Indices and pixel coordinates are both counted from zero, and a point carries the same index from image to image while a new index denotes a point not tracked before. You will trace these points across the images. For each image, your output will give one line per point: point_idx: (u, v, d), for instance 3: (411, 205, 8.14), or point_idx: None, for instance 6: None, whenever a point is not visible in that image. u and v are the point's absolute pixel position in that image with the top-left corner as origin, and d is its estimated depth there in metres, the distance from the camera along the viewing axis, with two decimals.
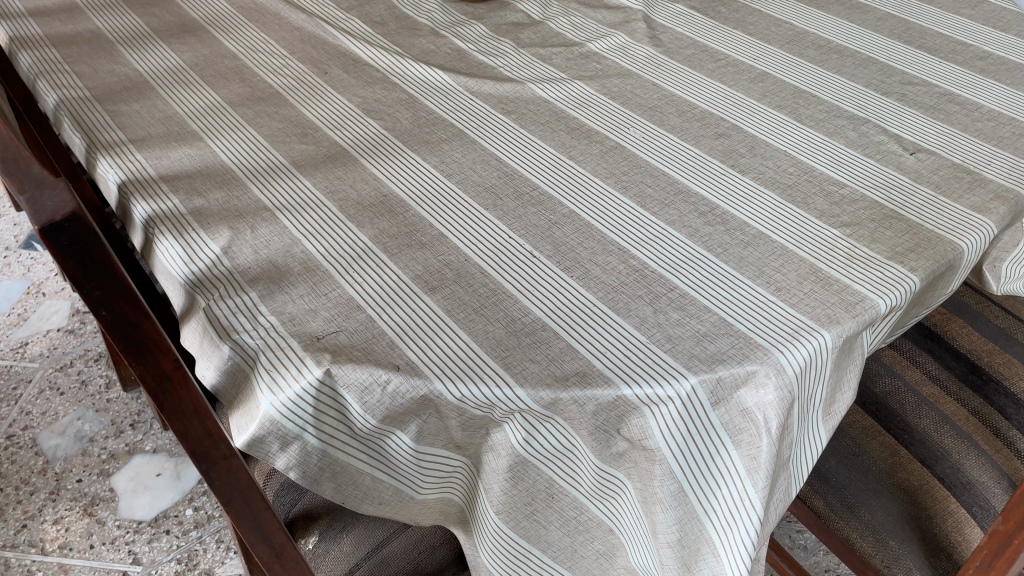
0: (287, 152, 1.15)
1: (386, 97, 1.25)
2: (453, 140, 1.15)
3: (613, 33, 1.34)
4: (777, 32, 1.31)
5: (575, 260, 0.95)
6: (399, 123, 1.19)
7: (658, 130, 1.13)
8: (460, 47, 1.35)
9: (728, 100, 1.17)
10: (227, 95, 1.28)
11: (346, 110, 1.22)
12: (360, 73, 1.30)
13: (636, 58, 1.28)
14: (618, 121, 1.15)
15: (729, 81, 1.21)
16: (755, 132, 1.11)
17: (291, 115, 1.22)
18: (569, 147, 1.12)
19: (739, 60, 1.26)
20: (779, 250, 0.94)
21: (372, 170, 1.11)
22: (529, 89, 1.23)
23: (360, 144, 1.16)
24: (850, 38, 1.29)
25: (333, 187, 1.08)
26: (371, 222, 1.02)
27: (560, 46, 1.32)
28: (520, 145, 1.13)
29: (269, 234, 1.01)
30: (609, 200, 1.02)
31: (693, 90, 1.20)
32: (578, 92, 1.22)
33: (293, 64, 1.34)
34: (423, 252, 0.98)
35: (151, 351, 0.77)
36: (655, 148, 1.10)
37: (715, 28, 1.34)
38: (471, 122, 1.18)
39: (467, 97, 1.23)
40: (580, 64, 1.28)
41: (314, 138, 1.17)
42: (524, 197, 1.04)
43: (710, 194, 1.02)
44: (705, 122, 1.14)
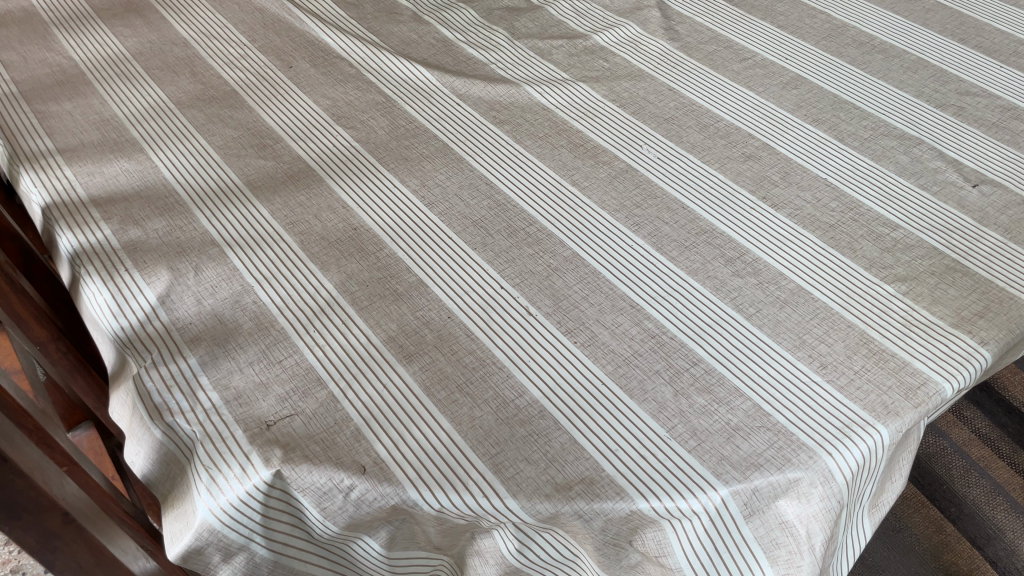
0: (242, 170, 0.98)
1: (360, 99, 1.08)
2: (437, 157, 0.98)
3: (623, 24, 1.16)
4: (811, 26, 1.14)
5: (579, 320, 0.79)
6: (374, 134, 1.02)
7: (676, 148, 0.97)
8: (447, 37, 1.17)
9: (757, 111, 1.01)
10: (175, 93, 1.10)
11: (312, 116, 1.05)
12: (330, 69, 1.13)
13: (649, 55, 1.11)
14: (629, 136, 0.99)
15: (758, 87, 1.04)
16: (790, 153, 0.95)
17: (247, 120, 1.05)
18: (571, 169, 0.96)
19: (768, 59, 1.09)
20: (823, 311, 0.79)
21: (340, 194, 0.94)
22: (525, 92, 1.06)
23: (328, 160, 0.99)
24: (896, 33, 1.12)
25: (293, 216, 0.92)
26: (337, 264, 0.86)
27: (562, 38, 1.15)
28: (514, 165, 0.97)
29: (216, 278, 0.85)
30: (618, 240, 0.87)
31: (715, 97, 1.03)
32: (582, 98, 1.05)
33: (253, 55, 1.16)
34: (398, 305, 0.82)
35: (25, 512, 0.62)
36: (672, 172, 0.94)
37: (739, 19, 1.16)
38: (458, 134, 1.01)
39: (453, 101, 1.06)
40: (583, 62, 1.11)
41: (274, 151, 1.01)
42: (519, 234, 0.88)
43: (738, 235, 0.86)
44: (730, 140, 0.97)
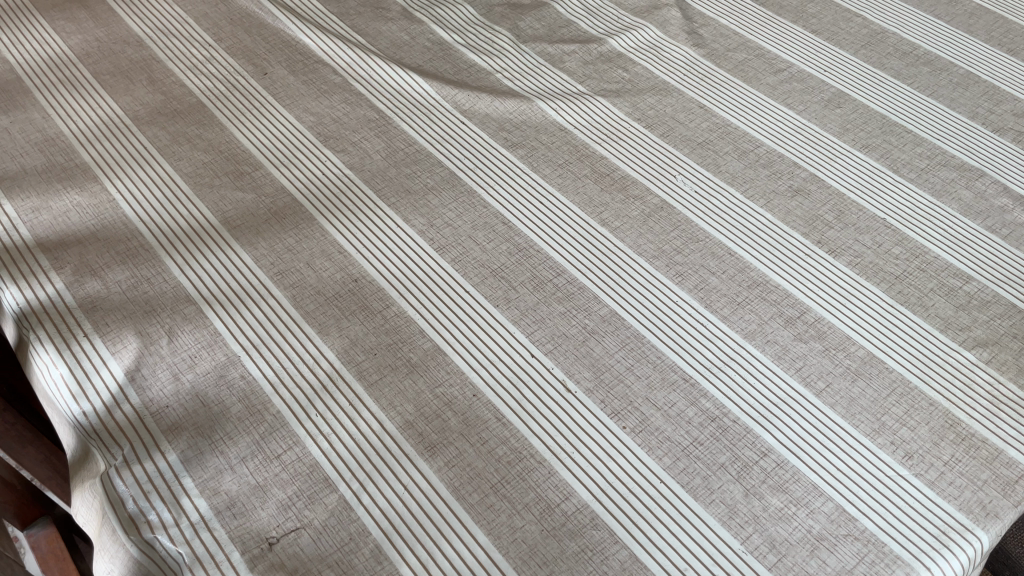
0: (217, 203, 0.85)
1: (349, 115, 0.94)
2: (444, 189, 0.86)
3: (640, 26, 1.04)
4: (846, 31, 1.04)
5: (626, 398, 0.69)
6: (369, 159, 0.89)
7: (715, 179, 0.86)
8: (442, 38, 1.04)
9: (799, 134, 0.90)
10: (131, 106, 0.95)
11: (296, 136, 0.92)
12: (312, 76, 0.99)
13: (673, 64, 0.99)
14: (660, 164, 0.88)
15: (797, 105, 0.94)
16: (841, 186, 0.85)
17: (219, 141, 0.91)
18: (599, 205, 0.84)
19: (805, 71, 0.98)
20: (899, 385, 0.70)
21: (336, 236, 0.82)
22: (538, 109, 0.94)
23: (318, 192, 0.86)
24: (939, 42, 1.02)
25: (282, 265, 0.79)
26: (339, 327, 0.74)
27: (574, 42, 1.02)
28: (534, 200, 0.85)
29: (195, 346, 0.73)
30: (661, 296, 0.76)
31: (751, 117, 0.93)
32: (603, 116, 0.94)
33: (221, 58, 1.01)
34: (414, 379, 0.70)
35: None
36: (713, 210, 0.83)
37: (768, 21, 1.05)
38: (466, 160, 0.89)
39: (457, 119, 0.94)
40: (600, 72, 0.99)
41: (253, 180, 0.87)
42: (546, 288, 0.77)
43: (795, 289, 0.77)
44: (774, 169, 0.87)
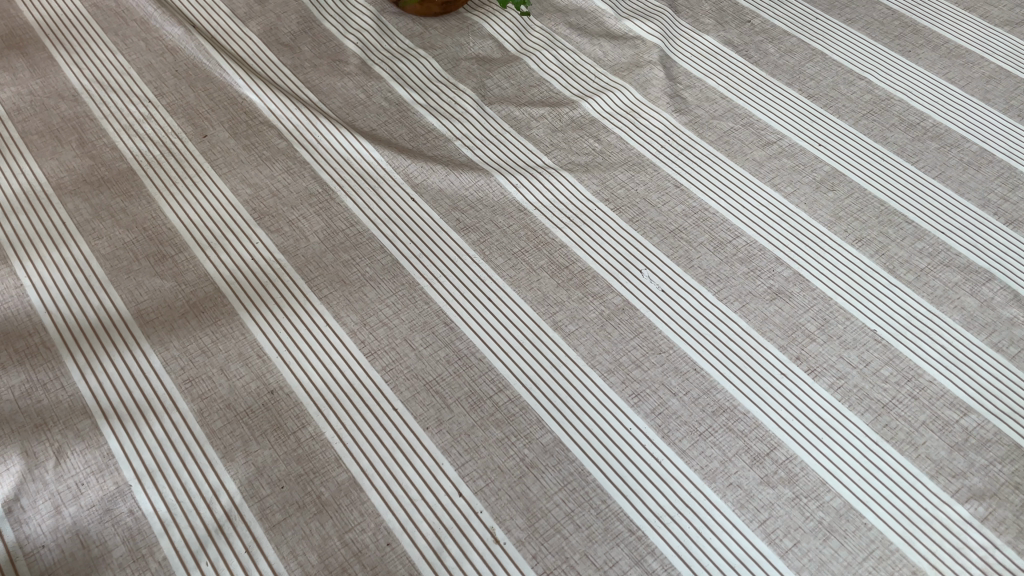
0: (133, 293, 0.77)
1: (289, 187, 0.86)
2: (383, 280, 0.78)
3: (618, 87, 0.95)
4: (847, 96, 0.93)
5: (561, 554, 0.60)
6: (305, 242, 0.81)
7: (685, 276, 0.77)
8: (401, 97, 0.95)
9: (784, 223, 0.81)
10: (55, 172, 0.87)
11: (229, 212, 0.84)
12: (254, 140, 0.90)
13: (651, 133, 0.90)
14: (627, 256, 0.79)
15: (786, 186, 0.84)
16: (828, 289, 0.76)
17: (145, 216, 0.83)
18: (553, 304, 0.75)
19: (797, 144, 0.88)
20: (877, 546, 0.60)
21: (257, 335, 0.74)
22: (497, 185, 0.85)
23: (245, 280, 0.78)
24: (950, 112, 0.92)
25: (193, 372, 0.71)
26: (245, 451, 0.66)
27: (543, 105, 0.93)
28: (482, 296, 0.76)
29: (84, 471, 0.65)
30: (613, 421, 0.67)
31: (732, 200, 0.83)
32: (568, 195, 0.84)
33: (159, 117, 0.93)
34: (322, 522, 0.62)
35: None
36: (681, 315, 0.74)
37: (760, 83, 0.95)
38: (412, 245, 0.81)
39: (406, 195, 0.85)
40: (569, 142, 0.90)
41: (175, 265, 0.79)
42: (484, 407, 0.68)
43: (766, 417, 0.67)
44: (752, 266, 0.77)
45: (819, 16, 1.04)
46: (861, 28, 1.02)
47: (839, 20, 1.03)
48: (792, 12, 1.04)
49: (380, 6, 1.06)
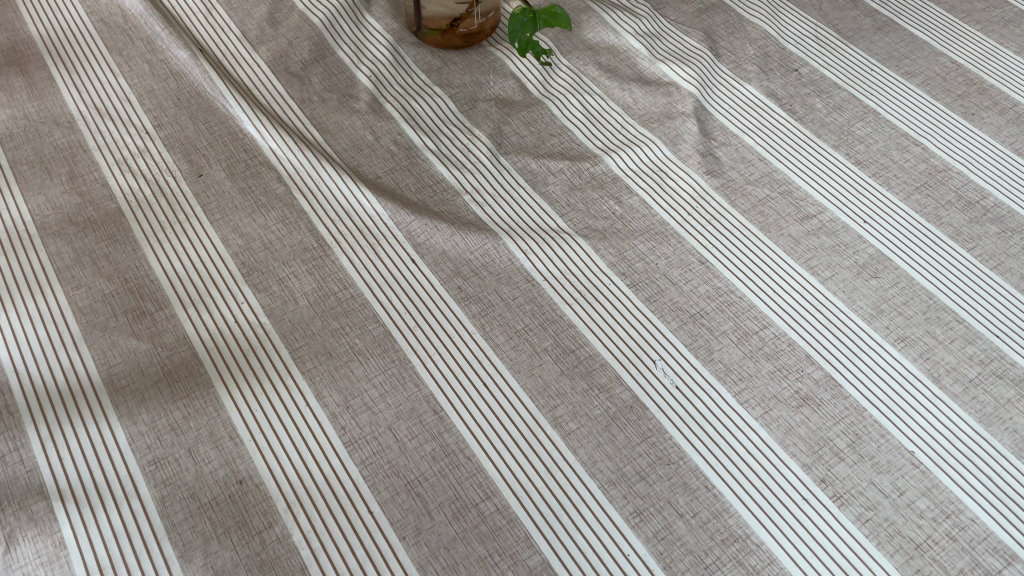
0: (107, 355, 0.72)
1: (283, 240, 0.80)
2: (373, 355, 0.72)
3: (646, 142, 0.87)
4: (899, 165, 0.85)
5: None
6: (293, 305, 0.75)
7: (703, 371, 0.69)
8: (411, 141, 0.88)
9: (818, 314, 0.73)
10: (41, 209, 0.83)
11: (217, 265, 0.78)
12: (251, 183, 0.85)
13: (678, 197, 0.82)
14: (640, 343, 0.72)
15: (823, 269, 0.76)
16: (862, 398, 0.68)
17: (129, 265, 0.78)
18: (554, 395, 0.69)
19: (840, 220, 0.80)
20: None
21: (231, 413, 0.68)
22: (505, 250, 0.79)
23: (225, 346, 0.72)
24: (1014, 190, 0.82)
25: (158, 453, 0.66)
26: (205, 552, 0.61)
27: (562, 158, 0.86)
28: (477, 380, 0.70)
29: (32, 562, 0.60)
30: (609, 544, 0.60)
31: (762, 282, 0.75)
32: (581, 264, 0.77)
33: (156, 151, 0.88)
34: None
35: None
36: (695, 418, 0.67)
37: (804, 145, 0.87)
38: (407, 314, 0.74)
39: (406, 255, 0.78)
40: (587, 203, 0.82)
41: (154, 324, 0.74)
42: (468, 516, 0.62)
43: (782, 551, 0.60)
44: (779, 363, 0.70)
45: (874, 68, 0.95)
46: (919, 85, 0.93)
47: (895, 74, 0.94)
48: (845, 62, 0.95)
49: (398, 36, 0.99)
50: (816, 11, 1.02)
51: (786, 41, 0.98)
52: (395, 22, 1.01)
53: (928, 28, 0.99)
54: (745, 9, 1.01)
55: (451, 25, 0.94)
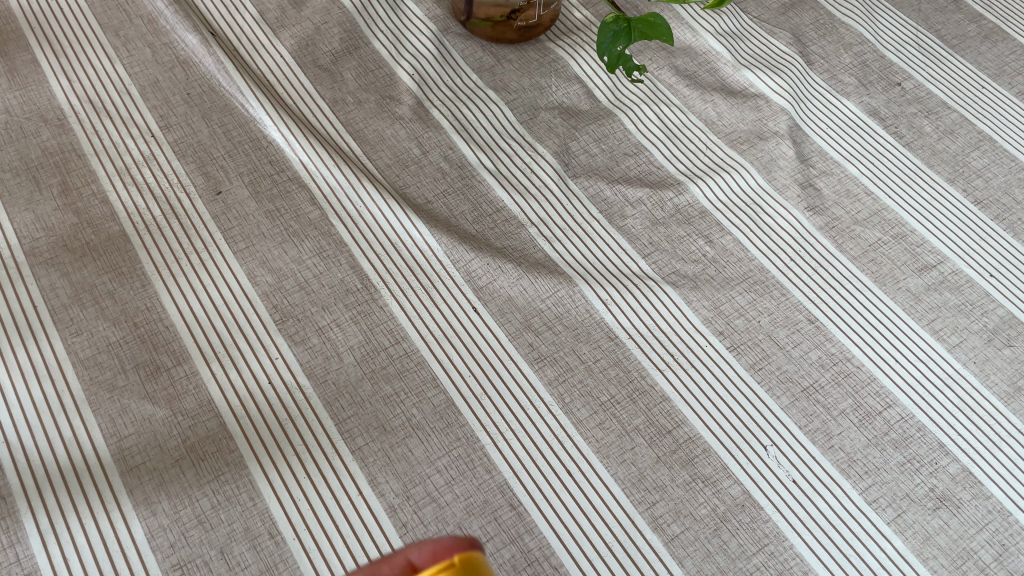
0: (116, 424, 0.60)
1: (321, 278, 0.68)
2: (435, 430, 0.61)
3: (737, 167, 0.76)
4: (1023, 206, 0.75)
5: None
6: (337, 362, 0.64)
7: (822, 461, 0.60)
8: (465, 158, 0.76)
9: (948, 391, 0.63)
10: (29, 231, 0.69)
11: (244, 309, 0.66)
12: (280, 204, 0.72)
13: (778, 238, 0.71)
14: (747, 423, 0.62)
15: (949, 334, 0.66)
16: (1007, 499, 0.59)
17: (139, 306, 0.66)
18: (652, 488, 0.59)
19: (962, 272, 0.70)
20: None
21: (270, 503, 0.57)
22: (582, 298, 0.68)
23: (258, 415, 0.61)
24: None
25: (184, 554, 0.55)
26: None
27: (641, 185, 0.75)
28: (560, 466, 0.59)
29: None
30: None
31: (881, 349, 0.65)
32: (672, 320, 0.67)
33: (165, 160, 0.75)
34: None
35: None
36: (817, 522, 0.57)
37: (915, 177, 0.76)
38: (473, 378, 0.63)
39: (467, 302, 0.67)
40: (674, 242, 0.71)
41: (172, 385, 0.62)
42: None
43: None
44: (909, 453, 0.60)
45: (983, 84, 0.84)
46: None
47: (1008, 93, 0.83)
48: (951, 75, 0.84)
49: (443, 25, 0.86)
50: (915, 12, 0.90)
51: (885, 48, 0.86)
52: (439, 8, 0.87)
53: None
54: (837, 6, 0.89)
55: (507, 16, 0.81)
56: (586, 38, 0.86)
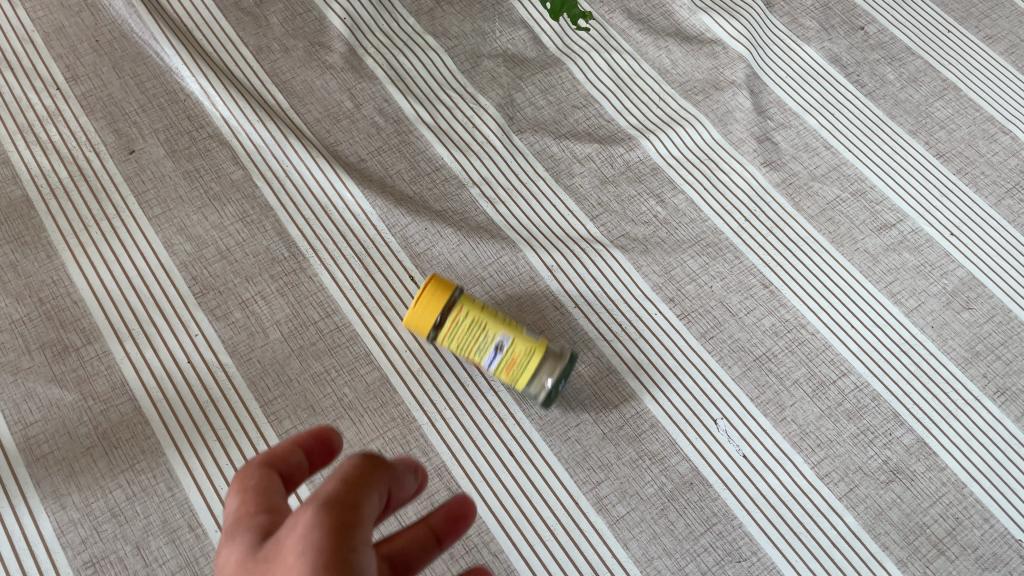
0: (20, 410, 0.55)
1: (245, 245, 0.63)
2: (368, 410, 0.57)
3: (691, 121, 0.72)
4: (986, 159, 0.72)
5: None
6: (262, 338, 0.59)
7: (774, 435, 0.58)
8: (401, 111, 0.71)
9: (904, 357, 0.61)
10: None
11: (161, 281, 0.61)
12: (198, 164, 0.66)
13: (732, 197, 0.68)
14: (697, 396, 0.59)
15: (908, 298, 0.64)
16: (961, 470, 0.57)
17: (43, 278, 0.60)
18: (597, 467, 0.56)
19: (922, 231, 0.67)
20: None
21: (191, 494, 0.53)
22: (526, 264, 0.64)
23: (177, 398, 0.56)
24: None
25: (97, 550, 0.51)
26: None
27: (590, 140, 0.70)
28: (501, 446, 0.56)
29: None
30: None
31: (838, 314, 0.63)
32: (621, 287, 0.63)
33: (70, 112, 0.67)
34: None
35: None
36: (767, 498, 0.56)
37: (876, 128, 0.72)
38: (409, 353, 0.59)
39: (403, 270, 0.63)
40: (624, 202, 0.67)
41: (82, 366, 0.57)
42: None
43: None
44: (862, 424, 0.58)
45: (949, 28, 0.80)
46: (1003, 52, 0.78)
47: (974, 37, 0.79)
48: (917, 19, 0.80)
49: None
50: None
51: None
52: None
53: None
54: None
55: None
56: None
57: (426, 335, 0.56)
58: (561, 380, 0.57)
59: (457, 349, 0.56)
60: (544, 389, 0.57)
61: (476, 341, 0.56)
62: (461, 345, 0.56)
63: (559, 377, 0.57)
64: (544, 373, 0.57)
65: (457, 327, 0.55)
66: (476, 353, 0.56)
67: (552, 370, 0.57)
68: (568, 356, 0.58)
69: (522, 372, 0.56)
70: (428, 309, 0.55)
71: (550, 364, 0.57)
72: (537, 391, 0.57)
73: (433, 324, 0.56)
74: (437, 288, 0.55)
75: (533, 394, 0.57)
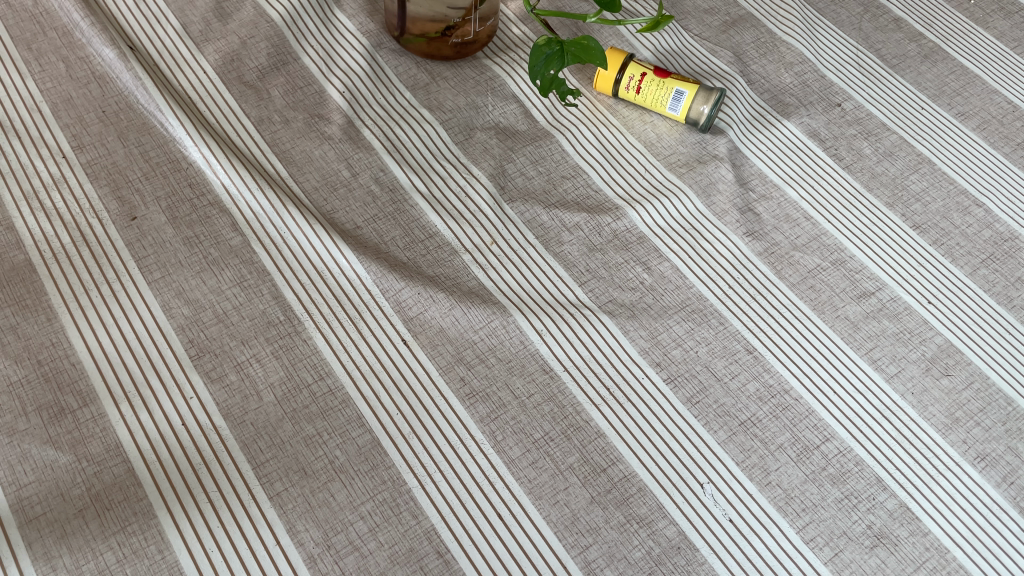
0: (14, 471, 0.55)
1: (241, 310, 0.64)
2: (359, 473, 0.58)
3: (675, 191, 0.74)
4: (961, 231, 0.74)
5: None
6: (256, 401, 0.60)
7: (759, 499, 0.59)
8: (396, 180, 0.73)
9: (886, 422, 0.63)
10: None
11: (158, 344, 0.62)
12: (198, 230, 0.68)
13: (717, 265, 0.70)
14: (684, 461, 0.60)
15: (888, 364, 0.65)
16: (944, 535, 0.58)
17: (43, 340, 0.61)
18: (586, 530, 0.57)
19: (901, 299, 0.69)
20: None
21: (181, 556, 0.53)
22: (516, 328, 0.65)
23: (168, 461, 0.57)
24: None
25: None
26: None
27: (579, 209, 0.73)
28: (490, 508, 0.57)
29: None
30: None
31: (821, 379, 0.64)
32: (609, 351, 0.65)
33: (76, 179, 0.69)
34: None
35: None
36: (753, 562, 0.56)
37: (854, 200, 0.75)
38: (401, 416, 0.60)
39: (396, 334, 0.64)
40: (611, 268, 0.69)
41: (77, 429, 0.57)
42: None
43: None
44: (846, 489, 0.59)
45: (923, 105, 0.83)
46: (974, 129, 0.82)
47: (947, 114, 0.83)
48: (891, 97, 0.83)
49: (376, 40, 0.83)
50: (855, 31, 0.89)
51: (826, 67, 0.85)
52: (372, 22, 0.84)
53: (979, 59, 0.88)
54: (777, 25, 0.88)
55: (443, 33, 0.78)
56: (522, 55, 0.84)
57: (609, 91, 0.79)
58: (715, 107, 0.76)
59: (634, 102, 0.79)
60: (702, 115, 0.77)
61: (659, 98, 0.77)
62: (634, 97, 0.79)
63: (713, 105, 0.76)
64: (700, 103, 0.76)
65: (633, 88, 0.78)
66: (661, 105, 0.78)
67: (707, 100, 0.76)
68: (719, 89, 0.76)
69: (682, 115, 0.77)
70: (610, 69, 0.78)
71: (704, 96, 0.76)
72: (696, 116, 0.77)
73: (614, 80, 0.78)
74: (616, 53, 0.78)
75: (694, 119, 0.77)
